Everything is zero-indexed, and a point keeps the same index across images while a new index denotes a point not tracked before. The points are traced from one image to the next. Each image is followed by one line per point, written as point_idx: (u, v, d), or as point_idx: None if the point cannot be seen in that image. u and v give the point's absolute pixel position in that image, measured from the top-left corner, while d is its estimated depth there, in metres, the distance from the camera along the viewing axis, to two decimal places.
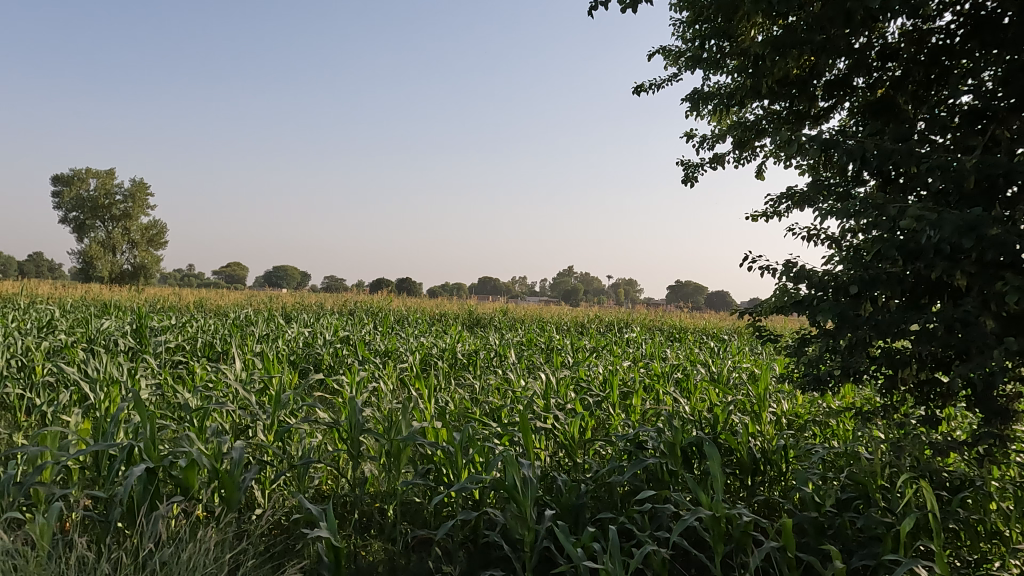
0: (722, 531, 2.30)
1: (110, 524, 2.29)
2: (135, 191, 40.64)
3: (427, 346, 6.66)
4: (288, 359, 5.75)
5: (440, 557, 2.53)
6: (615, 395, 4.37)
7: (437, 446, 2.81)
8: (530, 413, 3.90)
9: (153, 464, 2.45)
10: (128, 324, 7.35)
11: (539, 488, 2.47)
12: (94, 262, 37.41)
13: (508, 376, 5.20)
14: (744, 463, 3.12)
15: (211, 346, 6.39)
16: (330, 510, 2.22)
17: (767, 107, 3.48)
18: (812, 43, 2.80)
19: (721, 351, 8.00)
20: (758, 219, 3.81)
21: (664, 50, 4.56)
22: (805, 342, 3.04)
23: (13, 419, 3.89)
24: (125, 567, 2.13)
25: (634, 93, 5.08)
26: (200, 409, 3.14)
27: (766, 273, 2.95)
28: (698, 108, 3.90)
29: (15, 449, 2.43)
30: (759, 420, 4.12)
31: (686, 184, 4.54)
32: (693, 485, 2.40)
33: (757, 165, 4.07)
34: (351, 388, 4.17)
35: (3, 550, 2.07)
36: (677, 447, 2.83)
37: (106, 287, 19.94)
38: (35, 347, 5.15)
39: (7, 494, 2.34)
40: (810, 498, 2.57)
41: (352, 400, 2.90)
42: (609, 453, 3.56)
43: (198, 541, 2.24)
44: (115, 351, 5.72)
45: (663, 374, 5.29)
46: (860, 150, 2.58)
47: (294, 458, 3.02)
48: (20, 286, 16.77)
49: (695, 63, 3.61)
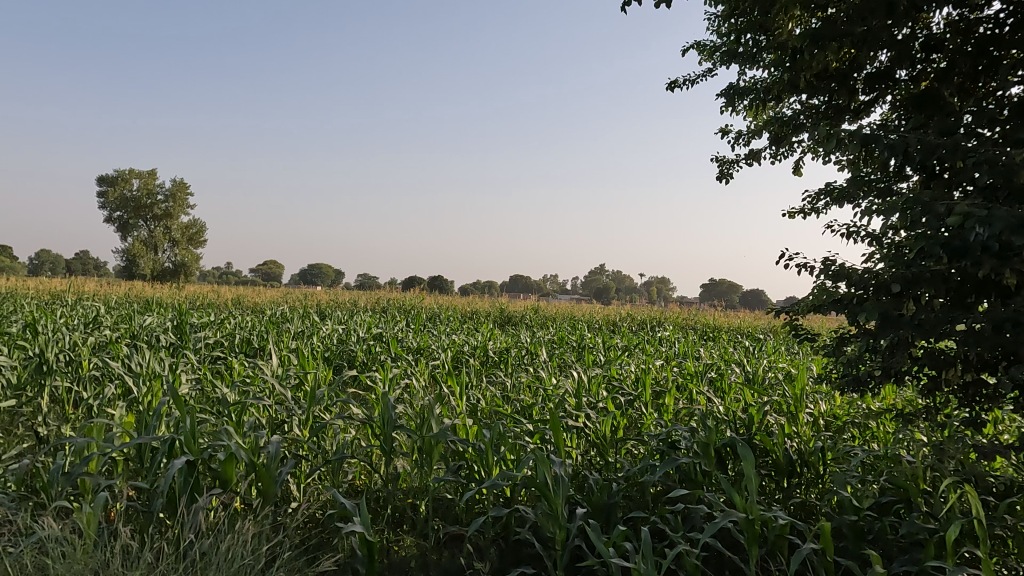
0: (756, 534, 2.26)
1: (152, 514, 2.36)
2: (176, 191, 41.63)
3: (458, 344, 6.68)
4: (324, 355, 5.85)
5: (472, 554, 2.54)
6: (647, 394, 4.33)
7: (468, 443, 2.82)
8: (562, 411, 3.89)
9: (193, 457, 2.50)
10: (170, 320, 7.55)
11: (571, 487, 2.45)
12: (136, 259, 38.50)
13: (540, 373, 5.18)
14: (780, 465, 3.06)
15: (248, 342, 6.53)
16: (363, 504, 2.23)
17: (805, 101, 3.39)
18: (853, 36, 2.72)
19: (757, 351, 7.87)
20: (795, 216, 3.73)
21: (698, 45, 4.51)
22: (844, 341, 2.97)
23: (61, 412, 4.03)
24: (167, 556, 2.20)
25: (667, 90, 5.02)
26: (239, 404, 3.22)
27: (804, 271, 2.89)
28: (733, 103, 3.86)
29: (64, 439, 2.51)
30: (796, 421, 4.03)
31: (721, 181, 4.47)
32: (727, 486, 2.36)
33: (794, 160, 4.01)
34: (385, 384, 4.21)
35: (52, 537, 2.14)
36: (711, 446, 2.79)
37: (151, 284, 20.58)
38: (83, 342, 5.33)
39: (56, 483, 2.42)
40: (849, 501, 2.52)
41: (385, 396, 2.92)
42: (641, 452, 3.55)
43: (237, 532, 2.29)
44: (159, 346, 5.90)
45: (696, 374, 5.24)
46: (903, 144, 2.50)
47: (328, 453, 3.08)
48: (66, 283, 17.33)
49: (731, 58, 3.55)
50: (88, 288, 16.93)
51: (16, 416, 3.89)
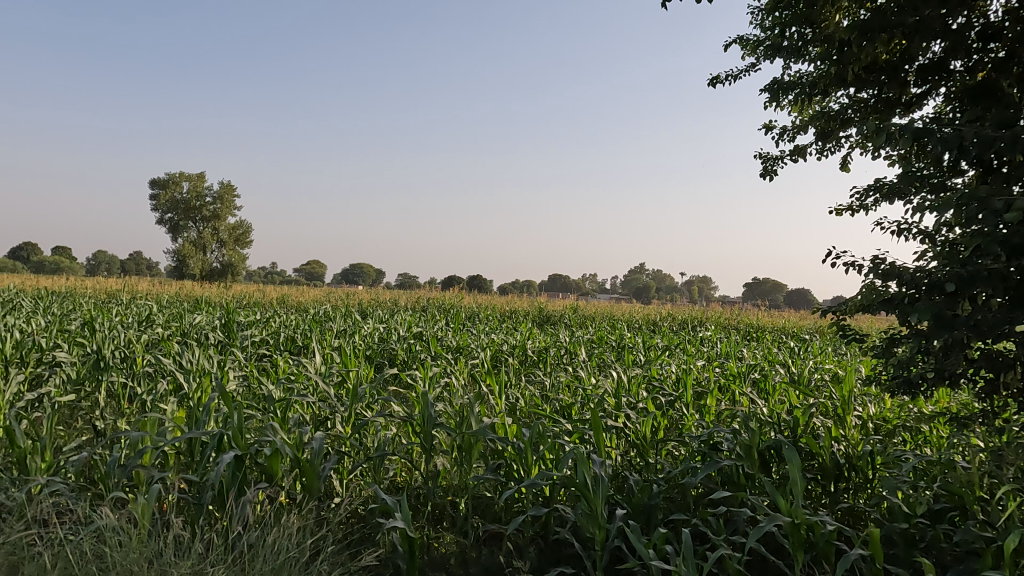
0: (801, 539, 2.21)
1: (202, 506, 2.44)
2: (223, 193, 42.84)
3: (497, 343, 6.71)
4: (365, 353, 5.95)
5: (511, 552, 2.55)
6: (689, 395, 4.27)
7: (507, 442, 2.83)
8: (601, 411, 3.87)
9: (241, 452, 2.58)
10: (219, 318, 7.78)
11: (611, 487, 2.43)
12: (186, 260, 39.78)
13: (579, 373, 5.16)
14: (826, 469, 2.98)
15: (292, 340, 6.68)
16: (404, 501, 2.26)
17: (853, 95, 3.29)
18: (904, 26, 2.63)
19: (803, 351, 7.69)
20: (842, 213, 3.63)
21: (741, 40, 4.42)
22: (895, 342, 2.88)
23: (117, 407, 4.20)
24: (217, 547, 2.27)
25: (709, 86, 4.94)
26: (284, 400, 3.30)
27: (852, 270, 2.81)
28: (777, 98, 3.77)
29: (120, 432, 2.61)
30: (844, 424, 3.92)
31: (765, 178, 4.38)
32: (771, 489, 2.31)
33: (842, 155, 3.90)
34: (425, 382, 4.26)
35: (109, 526, 2.23)
36: (755, 449, 2.74)
37: (202, 283, 21.24)
38: (137, 340, 5.53)
39: (112, 475, 2.53)
40: (900, 508, 2.44)
41: (425, 395, 2.95)
42: (683, 454, 3.50)
43: (282, 526, 2.35)
44: (208, 344, 6.08)
45: (739, 374, 5.14)
46: (958, 138, 2.41)
47: (370, 449, 3.13)
48: (121, 283, 18.02)
49: (775, 52, 3.47)
50: (140, 287, 17.55)
51: (75, 410, 4.06)
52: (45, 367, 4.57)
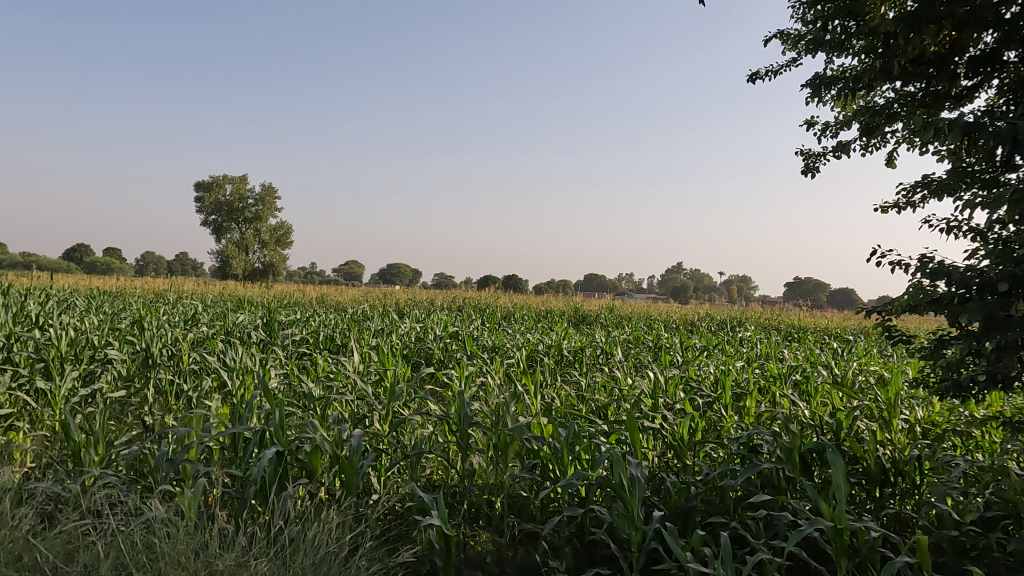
0: (844, 544, 2.16)
1: (245, 501, 2.51)
2: (265, 195, 43.82)
3: (533, 343, 6.71)
4: (402, 352, 6.01)
5: (547, 552, 2.55)
6: (727, 396, 4.20)
7: (543, 442, 2.83)
8: (638, 411, 3.84)
9: (282, 448, 2.64)
10: (261, 317, 7.96)
11: (647, 489, 2.41)
12: (229, 260, 40.82)
13: (615, 373, 5.13)
14: (871, 473, 2.90)
15: (331, 339, 6.80)
16: (441, 499, 2.28)
17: (899, 89, 3.20)
18: (953, 17, 2.54)
19: (846, 352, 7.49)
20: (888, 211, 3.52)
21: (781, 34, 4.33)
22: (944, 344, 2.78)
23: (165, 403, 4.34)
24: (260, 540, 2.33)
25: (748, 82, 4.85)
26: (323, 398, 3.36)
27: (898, 269, 2.72)
28: (819, 93, 3.68)
29: (168, 428, 2.70)
30: (890, 427, 3.80)
31: (806, 175, 4.28)
32: (813, 494, 2.26)
33: (888, 151, 3.78)
34: (461, 381, 4.29)
35: (158, 518, 2.31)
36: (796, 452, 2.68)
37: (245, 283, 21.77)
38: (184, 338, 5.71)
39: (160, 469, 2.62)
40: (949, 515, 2.36)
41: (461, 394, 2.97)
42: (721, 456, 3.45)
43: (322, 521, 2.40)
44: (250, 343, 6.24)
45: (780, 376, 5.04)
46: (1011, 132, 2.32)
47: (407, 447, 3.17)
48: (167, 283, 18.60)
49: (817, 46, 3.39)
50: (186, 287, 18.08)
51: (125, 406, 4.21)
52: (98, 364, 4.75)
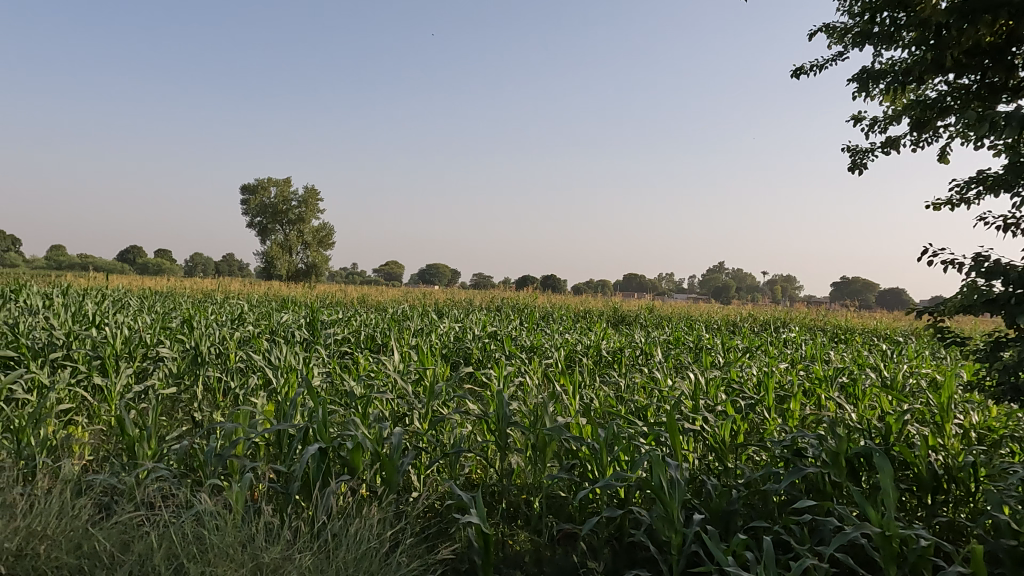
0: (893, 552, 2.10)
1: (290, 495, 2.57)
2: (308, 197, 44.75)
3: (571, 343, 6.69)
4: (441, 352, 6.07)
5: (586, 553, 2.55)
6: (771, 398, 4.12)
7: (582, 442, 2.83)
8: (678, 413, 3.80)
9: (325, 445, 2.69)
10: (304, 317, 8.13)
11: (687, 491, 2.38)
12: (274, 261, 41.80)
13: (655, 374, 5.08)
14: (922, 480, 2.81)
15: (372, 339, 6.90)
16: (479, 498, 2.30)
17: (952, 82, 3.09)
18: (1010, 6, 2.45)
19: (896, 354, 7.26)
20: (939, 208, 3.40)
21: (827, 27, 4.22)
22: (1000, 346, 2.67)
23: (213, 400, 4.47)
24: (304, 534, 2.39)
25: (792, 77, 4.74)
26: (365, 396, 3.42)
27: (950, 268, 2.63)
28: (867, 88, 3.58)
29: (216, 423, 2.79)
30: (942, 433, 3.67)
31: (854, 172, 4.17)
32: (860, 499, 2.20)
33: (940, 147, 3.66)
34: (499, 380, 4.31)
35: (207, 510, 2.39)
36: (842, 457, 2.61)
37: (288, 284, 22.29)
38: (231, 337, 5.87)
39: (210, 463, 2.70)
40: (1006, 524, 2.27)
41: (499, 393, 2.99)
42: (764, 459, 3.39)
43: (364, 517, 2.45)
44: (294, 341, 6.38)
45: (825, 378, 4.91)
46: None
47: (446, 446, 3.20)
48: (215, 283, 19.16)
49: (864, 39, 3.29)
50: (232, 287, 18.60)
51: (176, 402, 4.36)
52: (150, 361, 4.92)
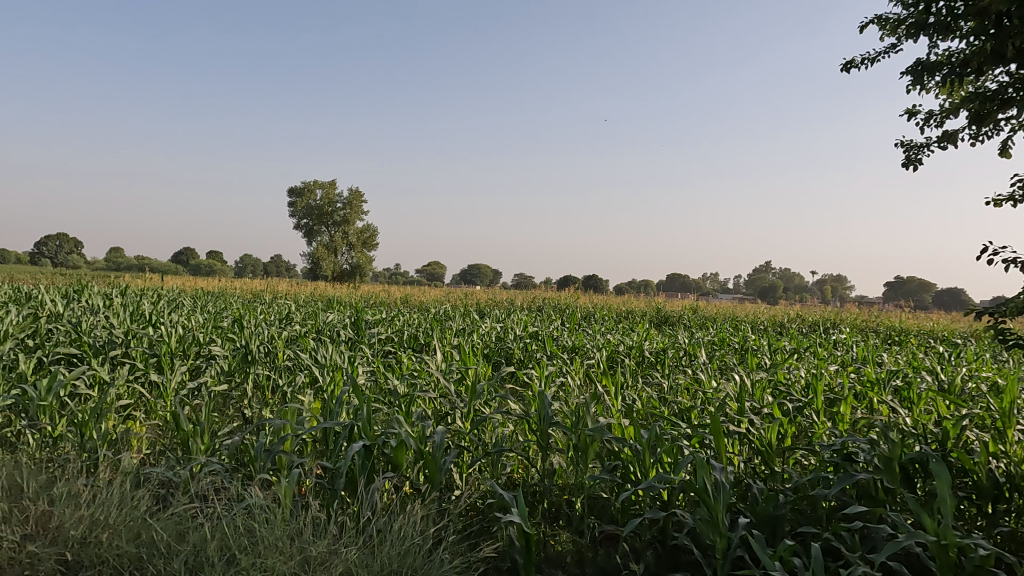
0: (951, 561, 2.02)
1: (336, 491, 2.63)
2: (352, 199, 45.56)
3: (613, 344, 6.64)
4: (483, 351, 6.10)
5: (629, 555, 2.53)
6: (820, 401, 4.01)
7: (624, 443, 2.81)
8: (723, 415, 3.73)
9: (369, 443, 2.74)
10: (349, 317, 8.29)
11: (733, 494, 2.34)
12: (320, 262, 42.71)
13: (699, 376, 5.00)
14: (982, 488, 2.69)
15: (415, 338, 6.98)
16: (521, 497, 2.31)
17: (1014, 72, 2.95)
18: None
19: (955, 356, 6.97)
20: (1001, 204, 3.25)
21: (878, 19, 4.09)
22: None
23: (262, 397, 4.59)
24: (349, 529, 2.44)
25: (842, 71, 4.61)
26: (408, 395, 3.47)
27: (1013, 267, 2.52)
28: (922, 80, 3.45)
29: (266, 420, 2.87)
30: (1005, 439, 3.51)
31: (908, 168, 4.02)
32: (915, 506, 2.13)
33: (1001, 140, 3.50)
34: (540, 380, 4.30)
35: (257, 504, 2.46)
36: (896, 462, 2.53)
37: (333, 284, 22.75)
38: (279, 336, 6.03)
39: (259, 459, 2.78)
40: None
41: (541, 394, 2.99)
42: (812, 463, 3.30)
43: (407, 513, 2.48)
44: (339, 341, 6.51)
45: (878, 381, 4.76)
46: None
47: (488, 445, 3.22)
48: (264, 283, 19.69)
49: (919, 30, 3.17)
50: (280, 288, 19.08)
51: (227, 399, 4.50)
52: (203, 359, 5.09)
